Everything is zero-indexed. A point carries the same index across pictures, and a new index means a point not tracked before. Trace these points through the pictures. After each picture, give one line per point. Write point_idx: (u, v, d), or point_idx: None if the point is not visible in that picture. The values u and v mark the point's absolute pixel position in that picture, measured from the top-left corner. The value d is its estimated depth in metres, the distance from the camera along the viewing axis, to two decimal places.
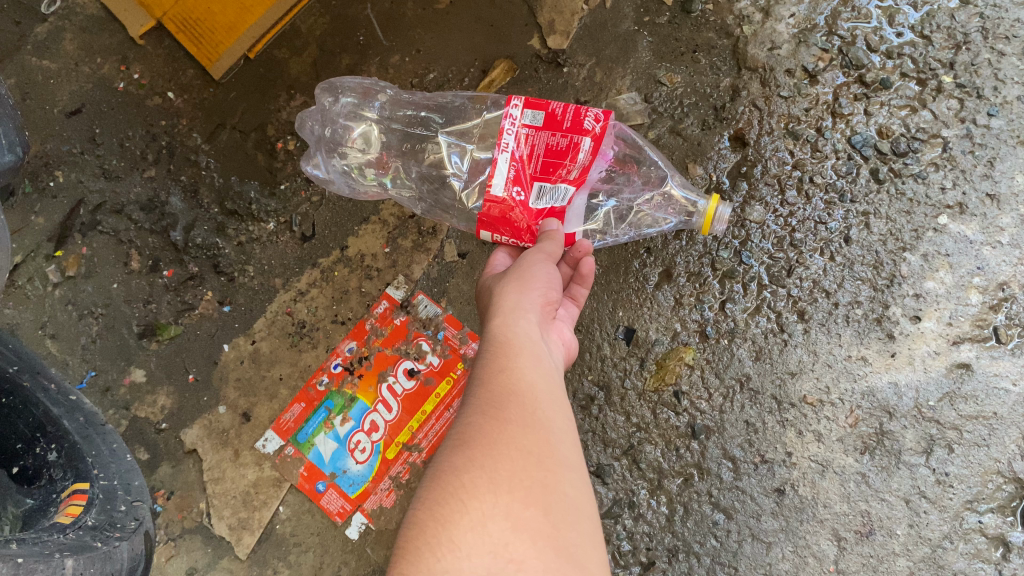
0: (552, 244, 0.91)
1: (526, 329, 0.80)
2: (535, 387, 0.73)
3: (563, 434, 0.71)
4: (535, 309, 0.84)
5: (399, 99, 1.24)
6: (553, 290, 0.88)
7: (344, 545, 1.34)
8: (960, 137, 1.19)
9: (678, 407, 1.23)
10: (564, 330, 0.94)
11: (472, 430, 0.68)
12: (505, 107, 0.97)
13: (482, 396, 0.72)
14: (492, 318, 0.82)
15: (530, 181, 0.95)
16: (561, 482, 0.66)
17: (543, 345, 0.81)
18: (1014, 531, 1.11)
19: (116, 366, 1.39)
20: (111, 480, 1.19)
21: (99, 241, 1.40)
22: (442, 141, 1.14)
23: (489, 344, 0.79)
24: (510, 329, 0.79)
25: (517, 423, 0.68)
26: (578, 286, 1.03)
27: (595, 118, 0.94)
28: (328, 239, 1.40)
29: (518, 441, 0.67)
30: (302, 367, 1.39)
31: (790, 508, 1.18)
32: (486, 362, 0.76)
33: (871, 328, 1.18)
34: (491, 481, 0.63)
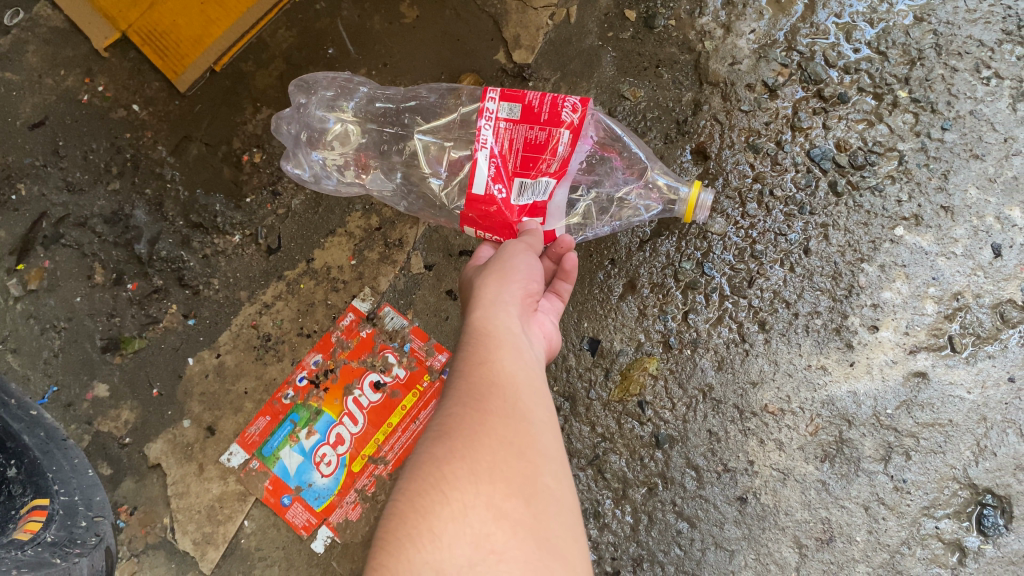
0: (533, 239, 0.95)
1: (506, 322, 0.81)
2: (516, 380, 0.74)
3: (544, 426, 0.72)
4: (514, 304, 0.84)
5: (375, 96, 1.26)
6: (532, 285, 0.89)
7: (310, 558, 1.32)
8: (915, 150, 1.23)
9: (642, 417, 1.24)
10: (547, 325, 0.94)
11: (453, 422, 0.69)
12: (481, 99, 0.97)
13: (462, 389, 0.73)
14: (472, 311, 0.83)
15: (511, 177, 0.97)
16: (542, 474, 0.67)
17: (523, 338, 0.81)
18: (969, 535, 1.12)
19: (78, 381, 1.38)
20: (72, 496, 1.17)
21: (62, 255, 1.39)
22: (419, 141, 1.15)
23: (470, 337, 0.79)
24: (490, 321, 0.80)
25: (498, 414, 0.69)
26: (562, 281, 1.01)
27: (572, 108, 0.96)
28: (294, 251, 1.40)
29: (499, 433, 0.67)
30: (267, 380, 1.38)
31: (752, 516, 1.18)
32: (467, 355, 0.77)
33: (830, 338, 1.20)
34: (471, 472, 0.63)
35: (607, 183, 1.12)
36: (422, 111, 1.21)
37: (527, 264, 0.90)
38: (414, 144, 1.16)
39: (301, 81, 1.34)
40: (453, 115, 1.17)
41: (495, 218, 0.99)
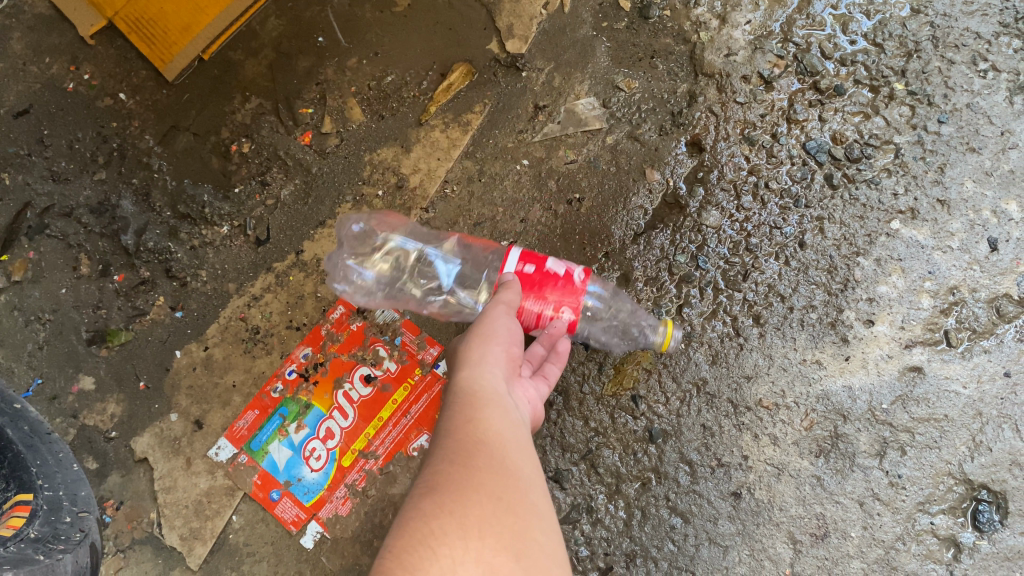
0: (509, 294, 0.98)
1: (493, 382, 0.82)
2: (502, 439, 0.75)
3: (531, 483, 0.72)
4: (500, 364, 0.86)
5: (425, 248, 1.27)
6: (515, 347, 0.90)
7: (299, 554, 1.29)
8: (911, 143, 1.23)
9: (636, 411, 1.19)
10: (531, 392, 0.93)
11: (440, 477, 0.68)
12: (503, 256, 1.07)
13: (448, 448, 0.72)
14: (458, 372, 0.84)
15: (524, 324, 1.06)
16: (531, 529, 0.66)
17: (508, 398, 0.82)
18: (964, 531, 1.10)
19: (64, 373, 1.36)
20: (56, 491, 1.13)
21: (47, 246, 1.38)
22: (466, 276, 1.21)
23: (456, 395, 0.80)
24: (477, 382, 0.81)
25: (485, 469, 0.69)
26: (552, 364, 1.01)
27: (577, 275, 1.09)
28: (283, 243, 1.39)
29: (488, 487, 0.67)
30: (256, 373, 1.34)
31: (746, 512, 1.15)
32: (454, 413, 0.77)
33: (825, 332, 1.18)
34: (460, 526, 0.62)
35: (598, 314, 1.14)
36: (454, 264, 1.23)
37: (508, 326, 0.91)
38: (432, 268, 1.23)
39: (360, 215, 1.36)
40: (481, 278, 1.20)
41: None
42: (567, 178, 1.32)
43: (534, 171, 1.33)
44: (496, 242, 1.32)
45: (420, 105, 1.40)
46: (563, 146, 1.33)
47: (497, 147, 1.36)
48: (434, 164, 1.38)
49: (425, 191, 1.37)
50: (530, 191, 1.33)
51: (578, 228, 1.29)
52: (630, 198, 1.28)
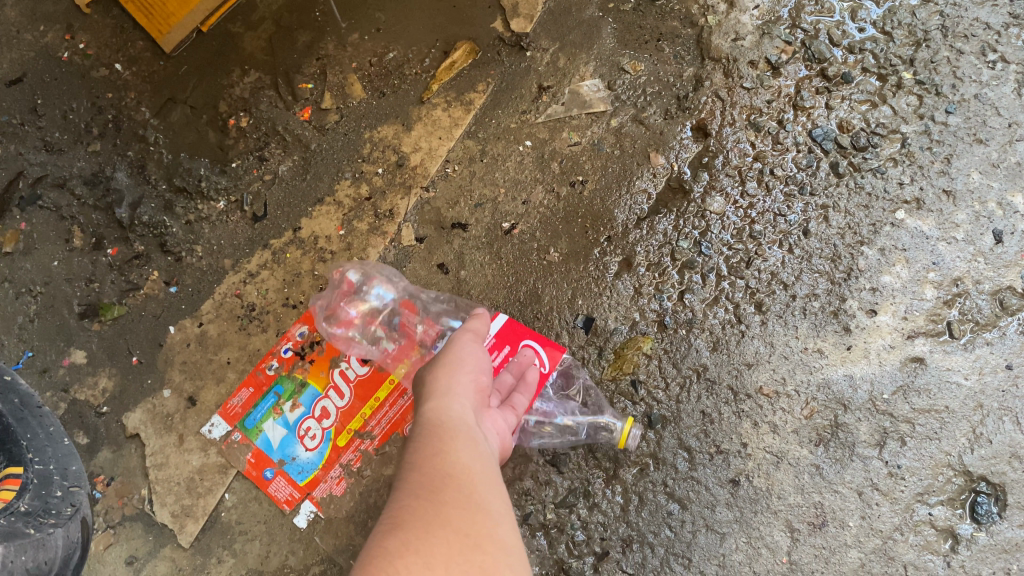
0: (477, 322, 1.01)
1: (460, 414, 0.81)
2: (469, 473, 0.72)
3: (501, 518, 0.69)
4: (467, 396, 0.85)
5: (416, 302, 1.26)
6: (483, 375, 0.90)
7: (291, 534, 1.24)
8: (918, 133, 1.23)
9: (635, 396, 1.18)
10: (501, 424, 0.94)
11: (406, 512, 0.64)
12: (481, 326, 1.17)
13: (413, 483, 0.70)
14: (424, 404, 0.83)
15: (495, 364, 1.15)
16: (502, 566, 0.62)
17: (477, 431, 0.81)
18: (962, 523, 1.08)
19: (55, 347, 1.34)
20: (47, 465, 1.10)
21: (39, 217, 1.37)
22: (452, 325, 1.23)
23: (422, 428, 0.79)
24: (444, 414, 0.80)
25: (452, 504, 0.66)
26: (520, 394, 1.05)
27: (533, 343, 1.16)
28: (280, 219, 1.37)
29: (455, 521, 0.63)
30: (251, 351, 1.32)
31: (744, 499, 1.13)
32: (420, 447, 0.75)
33: (828, 321, 1.17)
34: (427, 562, 0.57)
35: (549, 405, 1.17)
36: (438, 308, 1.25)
37: (475, 353, 0.92)
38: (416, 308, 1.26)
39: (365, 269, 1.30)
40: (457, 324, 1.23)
41: None
42: (570, 160, 1.30)
43: (537, 153, 1.32)
44: (497, 223, 1.30)
45: (421, 83, 1.39)
46: (567, 128, 1.32)
47: (500, 127, 1.35)
48: (435, 142, 1.36)
49: (426, 170, 1.35)
50: (532, 172, 1.31)
51: (580, 211, 1.28)
52: (634, 181, 1.27)
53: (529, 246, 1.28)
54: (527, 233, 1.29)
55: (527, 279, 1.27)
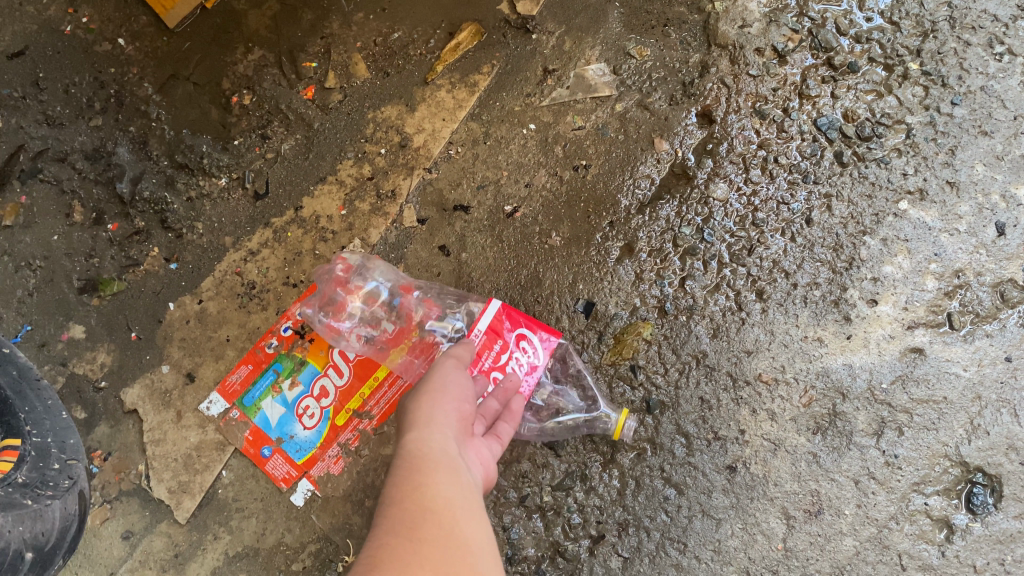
0: (460, 351, 1.03)
1: (442, 444, 0.80)
2: (450, 505, 0.71)
3: (481, 553, 0.68)
4: (449, 426, 0.84)
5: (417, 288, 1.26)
6: (465, 405, 0.90)
7: (288, 512, 1.24)
8: (923, 124, 1.22)
9: (634, 381, 1.18)
10: (485, 453, 0.91)
11: (385, 548, 0.63)
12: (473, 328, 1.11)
13: (393, 516, 0.68)
14: (405, 434, 0.81)
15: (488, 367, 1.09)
16: None
17: (459, 461, 0.79)
18: (958, 513, 1.08)
19: (53, 321, 1.34)
20: (44, 438, 1.09)
21: (40, 190, 1.37)
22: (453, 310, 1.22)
23: (403, 459, 0.77)
24: (426, 445, 0.79)
25: (432, 539, 0.64)
26: (505, 423, 0.99)
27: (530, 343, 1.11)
28: (282, 198, 1.37)
29: (437, 556, 0.62)
30: (251, 329, 1.31)
31: (740, 485, 1.13)
32: (401, 479, 0.74)
33: (828, 310, 1.17)
34: None
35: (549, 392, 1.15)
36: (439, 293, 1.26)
37: (457, 382, 0.93)
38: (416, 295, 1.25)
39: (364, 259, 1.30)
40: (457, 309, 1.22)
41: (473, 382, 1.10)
42: (574, 144, 1.30)
43: (541, 136, 1.31)
44: (500, 206, 1.30)
45: (426, 64, 1.39)
46: (571, 112, 1.31)
47: (504, 110, 1.34)
48: (438, 124, 1.36)
49: (429, 151, 1.35)
50: (535, 156, 1.31)
51: (583, 195, 1.27)
52: (637, 167, 1.27)
53: (531, 230, 1.28)
54: (530, 217, 1.28)
55: (529, 263, 1.26)
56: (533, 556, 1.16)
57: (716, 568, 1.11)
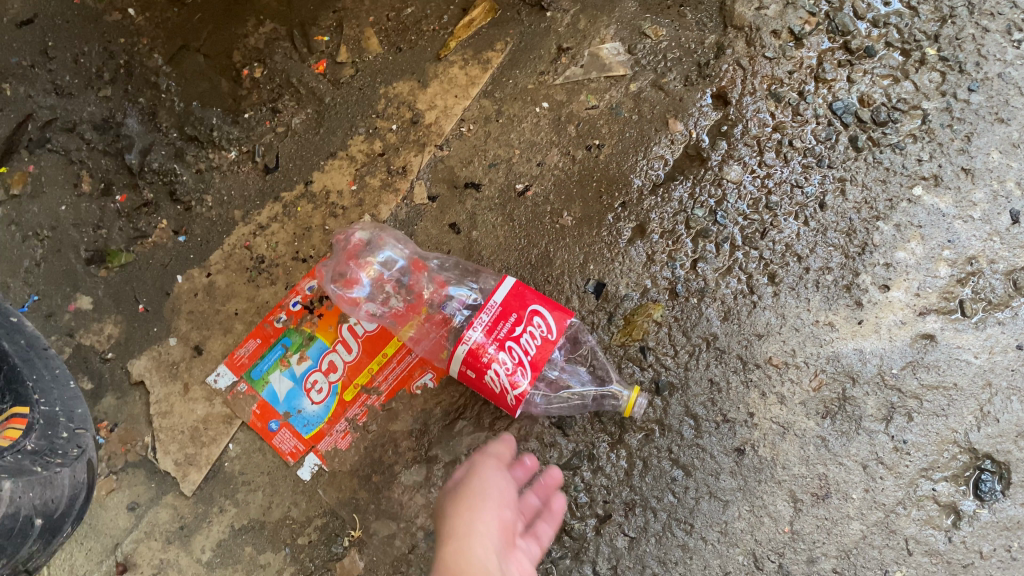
0: (500, 447, 1.02)
1: (484, 555, 0.79)
2: None
3: None
4: (489, 538, 0.82)
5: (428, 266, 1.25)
6: (505, 515, 0.87)
7: (295, 486, 1.24)
8: (939, 110, 1.21)
9: (643, 362, 1.18)
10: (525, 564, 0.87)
11: None
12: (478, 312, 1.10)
13: None
14: (444, 546, 0.80)
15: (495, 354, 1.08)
16: None
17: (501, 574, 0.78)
18: (966, 499, 1.08)
19: (61, 292, 1.33)
20: (52, 406, 1.09)
21: (47, 160, 1.36)
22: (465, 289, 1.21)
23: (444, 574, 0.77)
24: (468, 556, 0.78)
25: None
26: (544, 523, 1.01)
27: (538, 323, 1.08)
28: (292, 172, 1.36)
29: None
30: (259, 303, 1.31)
31: (748, 468, 1.13)
32: None
33: (840, 295, 1.17)
34: None
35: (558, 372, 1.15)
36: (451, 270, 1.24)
37: (499, 487, 0.91)
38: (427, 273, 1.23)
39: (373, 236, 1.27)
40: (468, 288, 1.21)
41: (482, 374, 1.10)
42: (587, 124, 1.29)
43: (554, 115, 1.31)
44: (511, 184, 1.29)
45: (439, 39, 1.38)
46: (585, 91, 1.30)
47: (517, 88, 1.33)
48: (451, 101, 1.35)
49: (441, 128, 1.34)
50: (548, 134, 1.30)
51: (595, 175, 1.27)
52: (651, 147, 1.26)
53: (543, 209, 1.27)
54: (541, 196, 1.28)
55: (540, 242, 1.26)
56: None
57: (723, 549, 1.11)
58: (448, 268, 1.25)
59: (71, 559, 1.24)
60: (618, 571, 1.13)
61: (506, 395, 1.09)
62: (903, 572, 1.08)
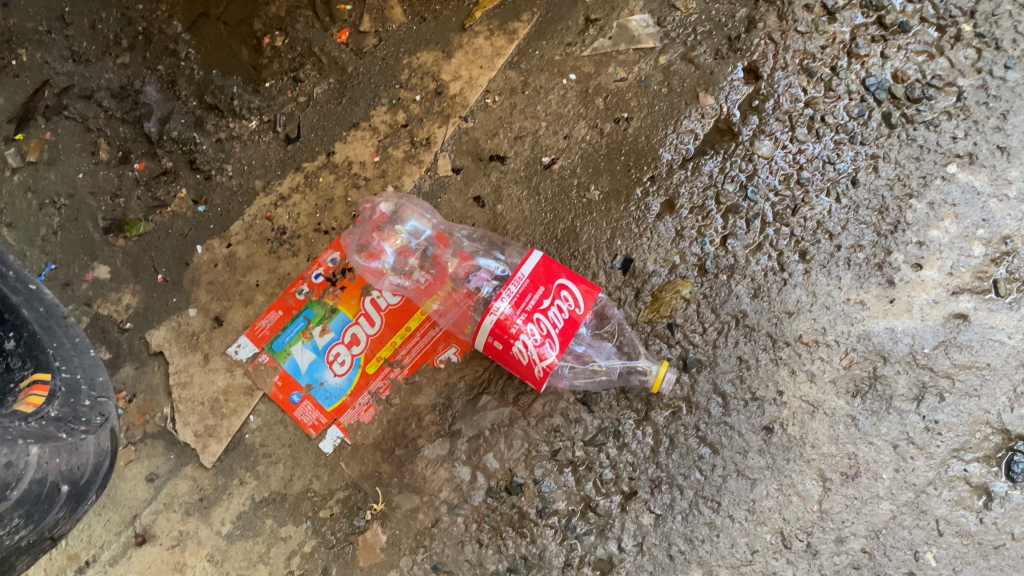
0: None
1: None
2: None
3: None
4: None
5: (453, 239, 1.24)
6: None
7: (317, 458, 1.23)
8: (975, 87, 1.19)
9: (671, 339, 1.16)
10: None
11: None
12: (505, 284, 1.08)
13: None
14: None
15: (519, 329, 1.06)
16: None
17: None
18: (998, 481, 1.08)
19: (78, 261, 1.31)
20: (74, 374, 1.07)
21: (65, 127, 1.33)
22: (490, 263, 1.20)
23: None
24: None
25: None
26: None
27: (566, 298, 1.07)
28: (313, 143, 1.34)
29: None
30: (280, 275, 1.29)
31: (777, 446, 1.12)
32: None
33: (872, 273, 1.15)
34: None
35: (586, 346, 1.13)
36: (476, 244, 1.23)
37: None
38: (451, 247, 1.22)
39: (398, 205, 1.26)
40: (494, 263, 1.20)
41: (507, 347, 1.09)
42: (616, 96, 1.27)
43: (581, 87, 1.29)
44: (537, 157, 1.27)
45: (464, 9, 1.35)
46: (613, 63, 1.28)
47: (543, 59, 1.31)
48: (475, 71, 1.32)
49: (466, 99, 1.32)
50: (575, 107, 1.28)
51: (624, 148, 1.25)
52: (681, 121, 1.24)
53: (569, 182, 1.25)
54: (568, 169, 1.26)
55: (566, 217, 1.24)
56: (563, 510, 1.14)
57: (751, 528, 1.10)
58: (474, 240, 1.24)
59: (88, 530, 1.22)
60: (643, 548, 1.12)
61: (533, 368, 1.08)
62: (933, 553, 1.07)
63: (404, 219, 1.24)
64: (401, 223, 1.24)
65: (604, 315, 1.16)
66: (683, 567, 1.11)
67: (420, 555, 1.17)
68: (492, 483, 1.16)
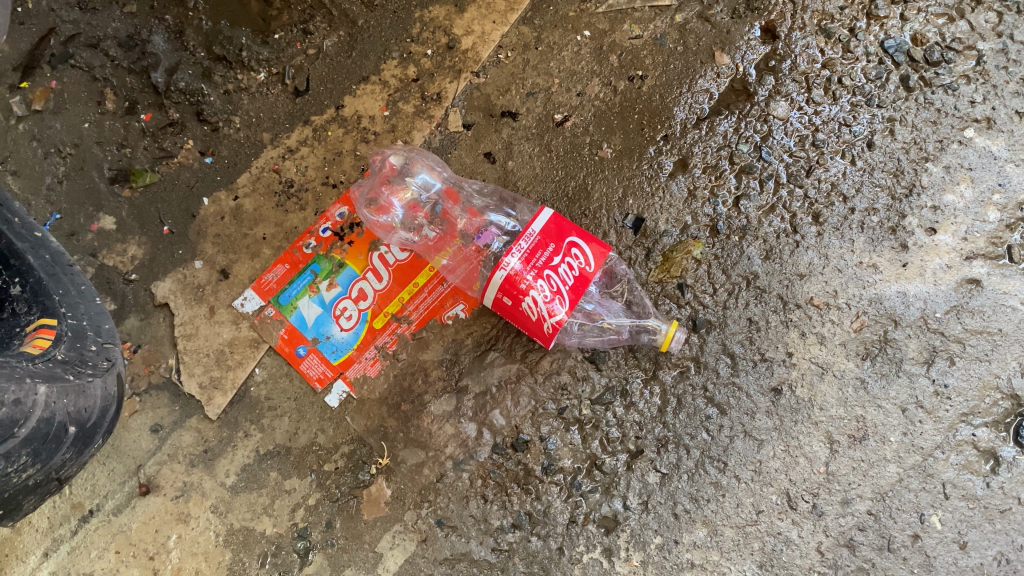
0: None
1: None
2: None
3: None
4: None
5: (461, 195, 1.23)
6: None
7: (322, 412, 1.24)
8: (995, 51, 1.17)
9: (681, 299, 1.16)
10: None
11: None
12: (517, 238, 1.06)
13: None
14: None
15: (530, 284, 1.05)
16: None
17: None
18: (1006, 446, 1.08)
19: (84, 211, 1.29)
20: (80, 320, 1.06)
21: (71, 76, 1.29)
22: (498, 219, 1.19)
23: None
24: None
25: None
26: None
27: (577, 255, 1.05)
28: (322, 96, 1.32)
29: None
30: (288, 229, 1.28)
31: (785, 408, 1.11)
32: None
33: (885, 237, 1.14)
34: None
35: (594, 304, 1.12)
36: (485, 200, 1.23)
37: None
38: (461, 203, 1.21)
39: (408, 159, 1.25)
40: (503, 218, 1.19)
41: (515, 303, 1.08)
42: (630, 54, 1.25)
43: (595, 44, 1.27)
44: (550, 114, 1.26)
45: None
46: (629, 20, 1.27)
47: (557, 15, 1.29)
48: (488, 26, 1.31)
49: (478, 54, 1.30)
50: (589, 64, 1.27)
51: (637, 106, 1.23)
52: (696, 80, 1.22)
53: (581, 140, 1.24)
54: (580, 127, 1.25)
55: (577, 174, 1.23)
56: (569, 468, 1.14)
57: (757, 488, 1.10)
58: (485, 196, 1.23)
59: (93, 479, 1.22)
60: (648, 506, 1.12)
61: (542, 324, 1.07)
62: (939, 516, 1.07)
63: (415, 173, 1.23)
64: (411, 176, 1.22)
65: (612, 274, 1.16)
66: (687, 526, 1.10)
67: (425, 509, 1.17)
68: (498, 439, 1.16)
